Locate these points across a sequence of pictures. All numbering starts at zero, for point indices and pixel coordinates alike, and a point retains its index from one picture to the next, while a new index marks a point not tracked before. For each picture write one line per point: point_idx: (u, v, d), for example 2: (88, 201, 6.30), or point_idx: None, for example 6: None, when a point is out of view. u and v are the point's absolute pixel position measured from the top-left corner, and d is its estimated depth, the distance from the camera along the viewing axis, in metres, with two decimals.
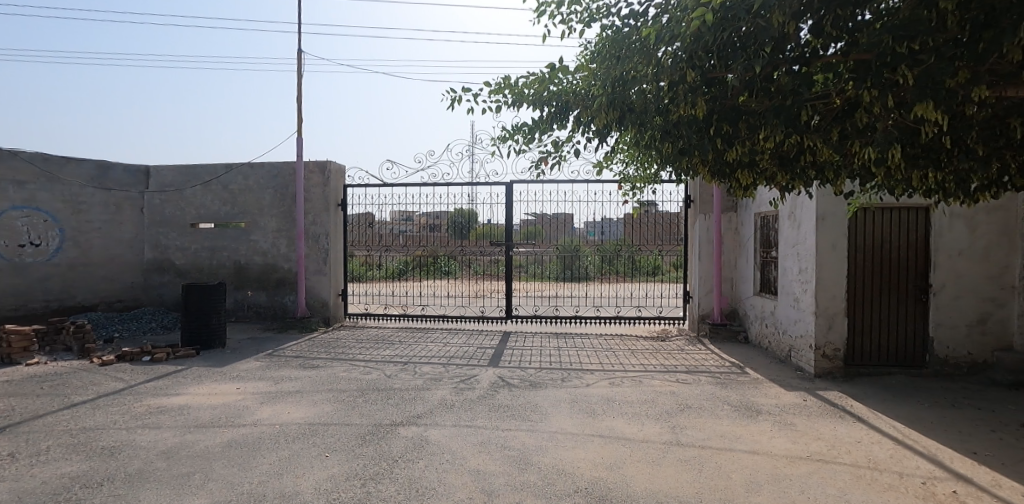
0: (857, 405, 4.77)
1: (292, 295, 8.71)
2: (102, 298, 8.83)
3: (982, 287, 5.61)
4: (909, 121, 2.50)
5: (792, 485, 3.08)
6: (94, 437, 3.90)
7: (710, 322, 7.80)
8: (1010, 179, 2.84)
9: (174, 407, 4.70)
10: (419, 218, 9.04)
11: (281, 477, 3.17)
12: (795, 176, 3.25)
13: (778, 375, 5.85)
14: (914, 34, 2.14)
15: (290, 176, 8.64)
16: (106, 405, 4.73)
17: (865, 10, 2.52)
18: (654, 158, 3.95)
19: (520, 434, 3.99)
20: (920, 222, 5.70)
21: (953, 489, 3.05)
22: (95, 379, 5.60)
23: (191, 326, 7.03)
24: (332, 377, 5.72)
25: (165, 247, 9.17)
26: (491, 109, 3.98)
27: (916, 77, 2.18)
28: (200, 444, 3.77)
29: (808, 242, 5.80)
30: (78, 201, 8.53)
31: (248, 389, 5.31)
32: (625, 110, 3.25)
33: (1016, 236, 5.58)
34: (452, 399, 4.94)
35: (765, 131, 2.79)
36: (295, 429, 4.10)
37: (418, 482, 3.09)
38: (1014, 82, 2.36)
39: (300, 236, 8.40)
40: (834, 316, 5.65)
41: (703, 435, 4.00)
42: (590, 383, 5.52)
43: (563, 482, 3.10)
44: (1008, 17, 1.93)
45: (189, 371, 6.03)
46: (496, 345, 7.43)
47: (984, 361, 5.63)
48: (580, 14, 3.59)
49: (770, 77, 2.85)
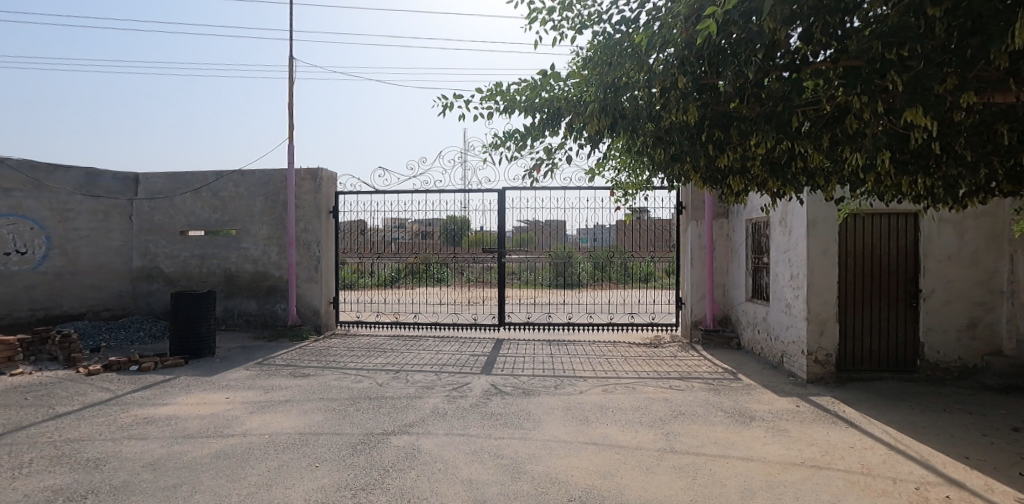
0: (850, 411, 4.78)
1: (283, 303, 8.62)
2: (90, 307, 8.71)
3: (972, 291, 5.67)
4: (899, 127, 2.54)
5: (786, 492, 3.07)
6: (79, 449, 3.82)
7: (702, 328, 7.84)
8: (999, 184, 2.88)
9: (162, 417, 4.62)
10: (412, 225, 9.09)
11: (270, 488, 3.12)
12: (786, 182, 3.26)
13: (771, 380, 5.85)
14: (903, 40, 2.15)
15: (281, 183, 8.58)
16: (93, 415, 4.65)
17: (854, 17, 2.55)
18: (647, 165, 3.98)
19: (513, 442, 3.96)
20: (911, 227, 5.75)
21: (947, 494, 3.04)
22: (80, 389, 5.49)
23: (181, 335, 6.95)
24: (323, 386, 5.66)
25: (154, 255, 9.03)
26: (485, 116, 4.02)
27: (905, 82, 2.22)
28: (187, 455, 3.70)
29: (800, 248, 5.81)
30: (65, 208, 8.44)
31: (238, 399, 5.23)
32: (617, 117, 3.26)
33: (1004, 241, 5.66)
34: (444, 407, 4.90)
35: (756, 137, 2.83)
36: (286, 439, 4.05)
37: (410, 492, 3.05)
38: (1001, 87, 2.39)
39: (291, 244, 8.35)
40: (825, 321, 5.69)
41: (697, 441, 3.98)
42: (584, 390, 5.49)
43: (556, 490, 3.07)
44: (997, 25, 2.00)
45: (177, 380, 5.93)
46: (488, 353, 7.38)
47: (974, 366, 5.68)
48: (571, 20, 3.61)
49: (761, 82, 2.88)
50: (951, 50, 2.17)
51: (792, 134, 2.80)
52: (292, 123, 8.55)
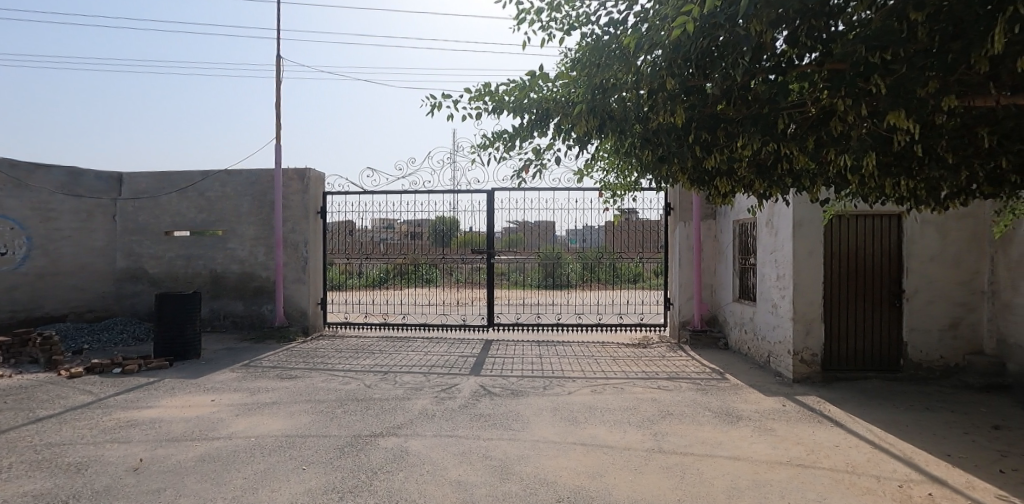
0: (835, 410, 4.84)
1: (271, 304, 8.54)
2: (73, 308, 8.57)
3: (953, 291, 5.77)
4: (882, 129, 2.58)
5: (773, 491, 3.09)
6: (60, 453, 3.75)
7: (690, 328, 7.90)
8: (979, 186, 2.93)
9: (145, 420, 4.56)
10: (401, 225, 9.06)
11: (256, 491, 3.08)
12: (772, 184, 3.31)
13: (758, 380, 5.90)
14: (887, 44, 2.19)
15: (269, 183, 8.50)
16: (75, 419, 4.57)
17: (839, 21, 2.59)
18: (634, 166, 4.01)
19: (502, 443, 3.95)
20: (894, 229, 5.84)
21: (930, 492, 3.08)
22: (62, 392, 5.39)
23: (166, 336, 6.85)
24: (310, 388, 5.61)
25: (139, 256, 8.89)
26: (472, 116, 4.00)
27: (888, 86, 2.24)
28: (171, 459, 3.65)
29: (785, 249, 5.87)
30: (47, 208, 8.31)
31: (224, 401, 5.17)
32: (606, 118, 3.28)
33: (985, 243, 5.76)
34: (433, 408, 4.88)
35: (743, 139, 2.86)
36: (272, 442, 4.00)
37: (398, 493, 3.04)
38: (981, 91, 2.43)
39: (278, 244, 8.27)
40: (811, 321, 5.74)
41: (684, 441, 4.01)
42: (573, 391, 5.50)
43: (545, 491, 3.07)
44: (978, 30, 2.04)
45: (162, 383, 5.85)
46: (478, 354, 7.37)
47: (956, 365, 5.77)
48: (560, 21, 3.62)
49: (748, 85, 2.91)
50: (934, 54, 2.19)
51: (778, 136, 2.82)
52: (280, 122, 8.48)
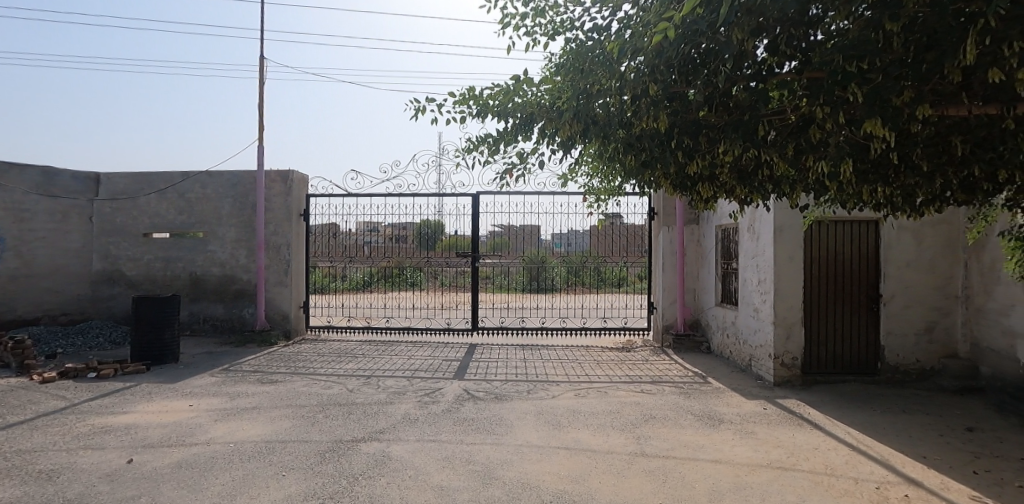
0: (815, 412, 4.91)
1: (252, 307, 8.42)
2: (46, 311, 8.36)
3: (929, 296, 5.90)
4: (859, 136, 2.63)
5: (753, 493, 3.12)
6: (31, 460, 3.64)
7: (674, 332, 7.96)
8: (952, 194, 3.00)
9: (120, 425, 4.45)
10: (385, 228, 9.01)
11: (233, 498, 3.02)
12: (753, 190, 3.35)
13: (740, 384, 5.96)
14: (863, 54, 2.23)
15: (251, 184, 8.39)
16: (47, 425, 4.44)
17: (817, 30, 2.65)
18: (618, 171, 4.04)
19: (485, 448, 3.94)
20: (871, 234, 5.96)
21: (906, 493, 3.14)
22: (33, 398, 5.24)
23: (143, 340, 6.71)
24: (291, 392, 5.54)
25: (116, 258, 8.69)
26: (456, 119, 3.99)
27: (865, 95, 2.28)
28: (147, 465, 3.56)
29: (767, 254, 5.95)
30: (20, 208, 8.09)
31: (203, 406, 5.07)
32: (589, 123, 3.31)
33: (959, 249, 5.91)
34: (416, 412, 4.85)
35: (725, 146, 2.89)
36: (252, 447, 3.94)
37: (379, 499, 3.01)
38: (954, 101, 2.49)
39: (261, 246, 8.16)
40: (792, 325, 5.83)
41: (667, 444, 4.03)
42: (556, 395, 5.50)
43: (527, 496, 3.06)
44: (950, 41, 2.09)
45: (138, 388, 5.72)
46: (462, 358, 7.34)
47: (931, 368, 5.90)
48: (544, 26, 3.63)
49: (729, 92, 2.94)
50: (908, 64, 2.24)
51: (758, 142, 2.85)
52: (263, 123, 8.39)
